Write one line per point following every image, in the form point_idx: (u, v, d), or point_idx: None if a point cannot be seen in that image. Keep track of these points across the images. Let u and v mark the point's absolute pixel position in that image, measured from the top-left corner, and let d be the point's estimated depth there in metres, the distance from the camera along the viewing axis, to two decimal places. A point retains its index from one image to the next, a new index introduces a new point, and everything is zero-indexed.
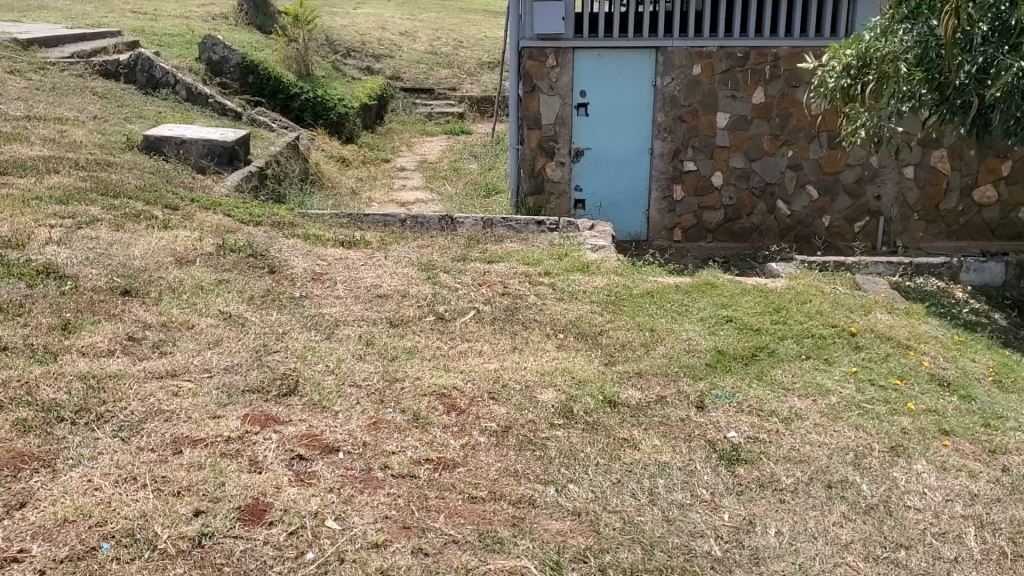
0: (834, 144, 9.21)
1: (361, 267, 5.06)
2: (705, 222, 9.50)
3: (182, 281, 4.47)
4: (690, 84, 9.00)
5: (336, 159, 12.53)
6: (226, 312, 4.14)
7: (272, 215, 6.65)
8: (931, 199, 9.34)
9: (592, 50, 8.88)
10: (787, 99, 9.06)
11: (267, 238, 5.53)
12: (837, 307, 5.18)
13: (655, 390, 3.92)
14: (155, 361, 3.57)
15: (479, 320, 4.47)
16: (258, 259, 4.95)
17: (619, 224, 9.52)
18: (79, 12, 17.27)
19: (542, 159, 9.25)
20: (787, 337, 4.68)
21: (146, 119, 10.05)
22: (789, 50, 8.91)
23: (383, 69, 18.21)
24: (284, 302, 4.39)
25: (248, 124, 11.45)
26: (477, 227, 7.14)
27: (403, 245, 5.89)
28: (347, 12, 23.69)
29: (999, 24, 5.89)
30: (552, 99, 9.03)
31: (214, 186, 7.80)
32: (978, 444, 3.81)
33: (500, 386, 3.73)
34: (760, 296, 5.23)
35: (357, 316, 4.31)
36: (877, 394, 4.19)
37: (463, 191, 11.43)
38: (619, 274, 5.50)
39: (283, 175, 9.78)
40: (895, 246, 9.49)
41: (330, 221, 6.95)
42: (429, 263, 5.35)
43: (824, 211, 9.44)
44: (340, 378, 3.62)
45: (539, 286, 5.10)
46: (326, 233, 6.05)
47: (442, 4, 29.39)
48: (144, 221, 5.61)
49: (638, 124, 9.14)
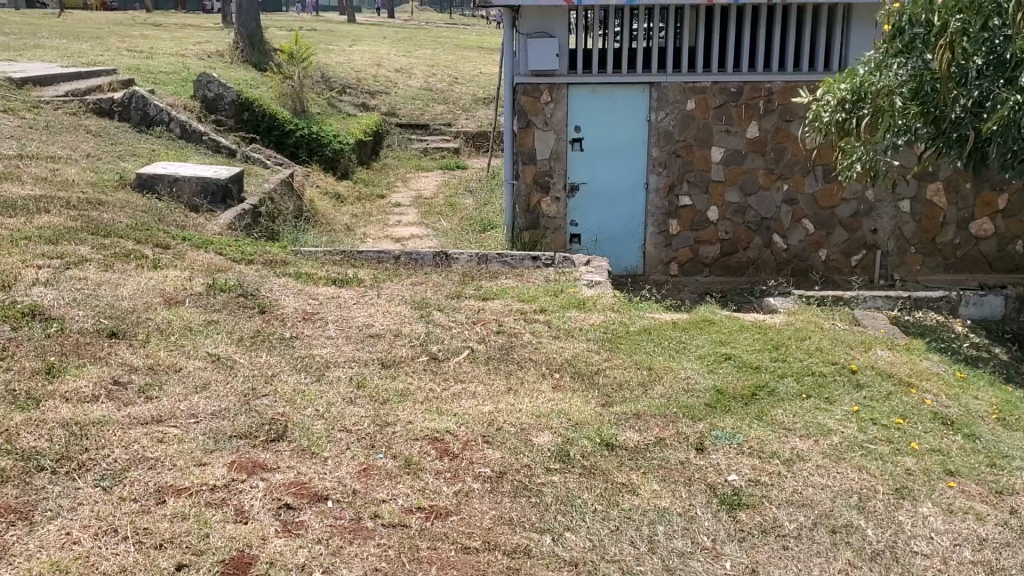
0: (830, 178, 9.20)
1: (354, 305, 4.99)
2: (701, 257, 9.46)
3: (170, 322, 4.40)
4: (685, 120, 8.99)
5: (331, 195, 12.50)
6: (214, 354, 4.05)
7: (264, 253, 6.59)
8: (928, 232, 9.31)
9: (586, 85, 8.87)
10: (782, 133, 9.06)
11: (259, 276, 5.47)
12: (837, 343, 5.10)
13: (653, 431, 3.83)
14: (141, 407, 3.48)
15: (473, 359, 4.38)
16: (248, 298, 4.87)
17: (615, 258, 9.48)
18: (75, 51, 17.35)
19: (538, 194, 9.21)
20: (787, 375, 4.60)
21: (140, 157, 10.02)
22: (783, 85, 8.92)
23: (378, 106, 18.26)
24: (274, 343, 4.31)
25: (242, 161, 11.44)
26: (472, 263, 7.08)
27: (396, 282, 5.83)
28: (343, 49, 23.83)
29: (994, 57, 5.89)
30: (547, 135, 9.01)
31: (207, 225, 7.75)
32: (984, 485, 3.71)
33: (494, 429, 3.64)
34: (758, 333, 5.15)
35: (347, 357, 4.22)
36: (879, 433, 4.10)
37: (458, 226, 11.39)
38: (615, 311, 5.43)
39: (277, 213, 9.74)
40: (892, 279, 9.44)
41: (323, 258, 6.90)
42: (423, 301, 5.28)
43: (820, 245, 9.41)
44: (329, 422, 3.53)
45: (534, 324, 5.02)
46: (319, 271, 5.99)
47: (438, 41, 29.59)
48: (134, 261, 5.55)
49: (633, 159, 9.12)
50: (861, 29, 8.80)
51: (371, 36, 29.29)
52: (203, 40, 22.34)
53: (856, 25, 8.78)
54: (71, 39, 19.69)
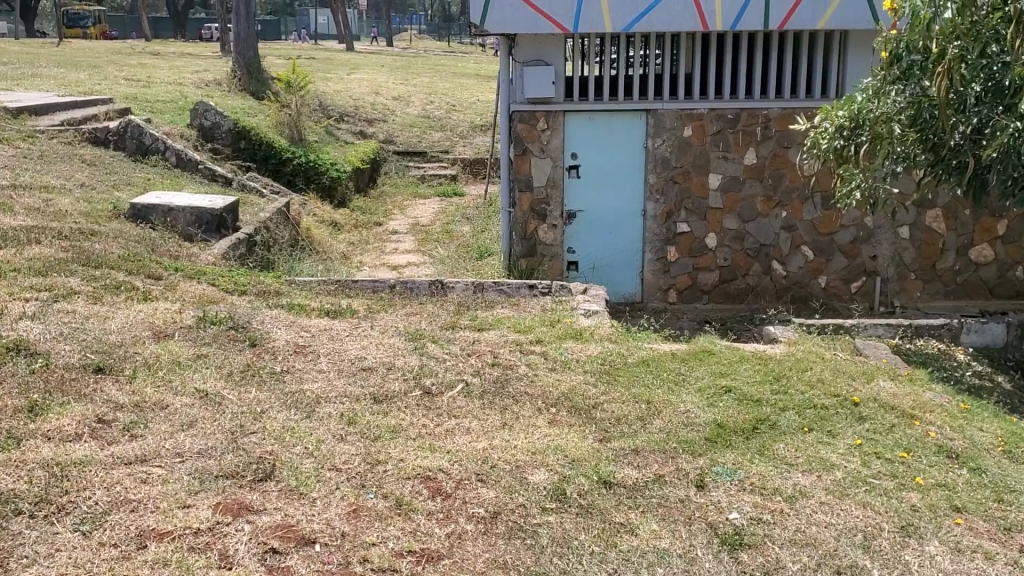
0: (828, 204, 9.15)
1: (347, 338, 4.90)
2: (700, 284, 9.38)
3: (158, 357, 4.31)
4: (682, 146, 8.95)
5: (328, 223, 12.44)
6: (203, 390, 3.96)
7: (257, 283, 6.51)
8: (928, 259, 9.25)
9: (583, 113, 8.84)
10: (779, 160, 9.02)
11: (250, 308, 5.39)
12: (838, 374, 5.01)
13: (652, 468, 3.74)
14: (125, 446, 3.38)
15: (467, 393, 4.29)
16: (239, 331, 4.79)
17: (613, 285, 9.39)
18: (72, 80, 17.37)
19: (534, 221, 9.16)
20: (788, 408, 4.51)
21: (135, 187, 9.98)
22: (780, 112, 8.88)
23: (375, 133, 18.27)
24: (264, 378, 4.22)
25: (238, 190, 11.39)
26: (468, 292, 7.01)
27: (390, 313, 5.75)
28: (340, 77, 23.89)
29: (992, 84, 5.88)
30: (544, 162, 8.96)
31: (200, 255, 7.69)
32: (992, 522, 3.61)
33: (489, 467, 3.54)
34: (758, 364, 5.07)
35: (338, 392, 4.13)
36: (883, 468, 4.00)
37: (455, 253, 11.32)
38: (613, 341, 5.34)
39: (272, 242, 9.68)
40: (892, 306, 9.37)
41: (317, 288, 6.82)
42: (417, 333, 5.19)
43: (820, 271, 9.34)
44: (318, 461, 3.44)
45: (530, 356, 4.93)
46: (312, 302, 5.91)
47: (435, 69, 29.69)
48: (124, 293, 5.47)
49: (630, 186, 9.07)
50: (858, 56, 8.77)
51: (368, 64, 29.39)
52: (200, 68, 22.40)
53: (853, 52, 8.76)
54: (69, 68, 19.73)
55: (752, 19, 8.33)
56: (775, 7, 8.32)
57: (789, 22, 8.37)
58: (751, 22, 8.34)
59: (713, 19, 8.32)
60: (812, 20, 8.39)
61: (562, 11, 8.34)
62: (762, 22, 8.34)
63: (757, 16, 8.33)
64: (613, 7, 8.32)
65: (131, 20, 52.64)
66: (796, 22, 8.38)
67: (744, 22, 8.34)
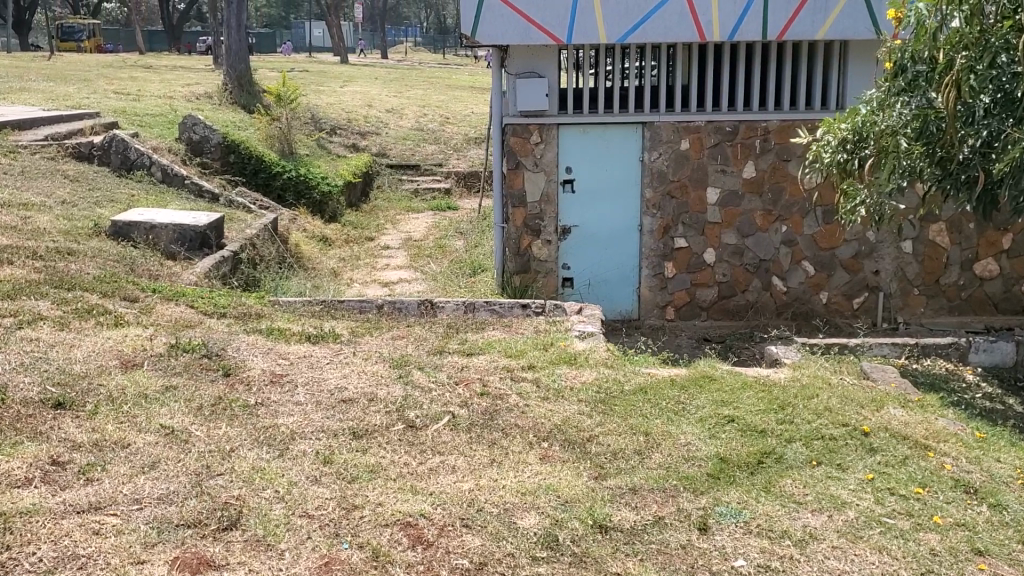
0: (830, 218, 8.92)
1: (326, 365, 4.64)
2: (698, 300, 9.12)
3: (125, 389, 4.04)
4: (678, 160, 8.72)
5: (318, 238, 12.18)
6: (168, 427, 3.69)
7: (239, 305, 6.25)
8: (931, 274, 9.01)
9: (577, 126, 8.60)
10: (778, 173, 8.79)
11: (228, 334, 5.12)
12: (846, 401, 4.75)
13: (651, 509, 3.47)
14: (78, 491, 3.11)
15: (453, 427, 4.02)
16: (212, 360, 4.52)
17: (609, 302, 9.13)
18: (60, 94, 17.14)
19: (528, 236, 8.92)
20: (795, 440, 4.25)
21: (118, 203, 9.72)
22: (780, 124, 8.65)
23: (368, 146, 18.04)
24: (237, 412, 3.95)
25: (225, 205, 11.13)
26: (459, 312, 6.77)
27: (375, 337, 5.49)
28: (333, 90, 23.67)
29: (1001, 95, 5.60)
30: (538, 176, 8.73)
31: (182, 275, 7.44)
32: (1019, 567, 3.34)
33: (474, 511, 3.28)
34: (762, 391, 4.80)
35: (315, 427, 3.87)
36: (898, 505, 3.74)
37: (448, 269, 11.06)
38: (609, 366, 5.08)
39: (258, 259, 9.42)
40: (896, 322, 9.12)
41: (302, 309, 6.56)
42: (403, 358, 4.92)
43: (821, 287, 9.09)
44: (289, 506, 3.17)
45: (520, 383, 4.66)
46: (294, 326, 5.64)
47: (429, 81, 29.49)
48: (95, 317, 5.21)
49: (626, 201, 8.83)
50: (858, 66, 8.54)
51: (362, 76, 29.18)
52: (191, 81, 22.17)
53: (853, 62, 8.53)
54: (58, 82, 19.49)
55: (750, 29, 8.11)
56: (773, 17, 8.10)
57: (787, 33, 8.14)
58: (749, 32, 8.11)
59: (711, 29, 8.10)
60: (812, 30, 8.17)
61: (556, 21, 8.12)
62: (760, 32, 8.12)
63: (755, 26, 8.11)
64: (607, 18, 8.09)
65: (125, 33, 52.46)
66: (795, 33, 8.16)
67: (742, 33, 8.11)
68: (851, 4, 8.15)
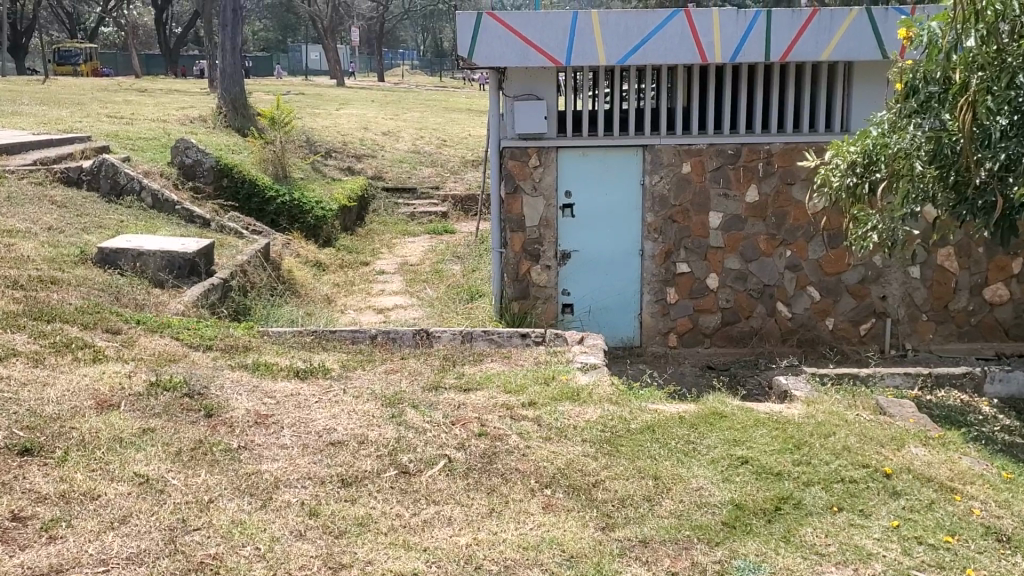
0: (835, 243, 8.71)
1: (315, 405, 4.38)
2: (701, 327, 8.87)
3: (98, 432, 3.77)
4: (680, 184, 8.51)
5: (312, 264, 11.95)
6: (143, 475, 3.43)
7: (226, 337, 6.00)
8: (939, 299, 8.78)
9: (577, 149, 8.39)
10: (782, 197, 8.58)
11: (213, 370, 4.86)
12: (865, 440, 4.50)
13: (664, 565, 3.21)
14: (39, 552, 2.84)
15: (449, 472, 3.76)
16: (194, 399, 4.25)
17: (609, 330, 8.88)
18: (52, 118, 16.93)
19: (527, 262, 8.68)
20: (814, 483, 3.99)
21: (107, 229, 9.48)
22: (783, 147, 8.45)
23: (364, 169, 17.83)
24: (217, 457, 3.69)
25: (217, 231, 10.89)
26: (455, 342, 6.56)
27: (368, 372, 5.23)
28: (329, 112, 23.52)
29: (1019, 117, 5.37)
30: (536, 200, 8.51)
31: (169, 304, 7.22)
32: None
33: (472, 569, 3.02)
34: (775, 429, 4.54)
35: (301, 473, 3.62)
36: (927, 556, 3.48)
37: (445, 294, 10.81)
38: (613, 403, 4.81)
39: (249, 287, 9.17)
40: (904, 349, 8.87)
41: (292, 341, 6.32)
42: (397, 395, 4.67)
43: (827, 313, 8.85)
44: (270, 566, 2.91)
45: (520, 423, 4.40)
46: (283, 360, 5.39)
47: (425, 103, 29.38)
48: (73, 352, 4.94)
49: (627, 226, 8.61)
50: (863, 88, 8.35)
51: (359, 99, 29.05)
52: (186, 105, 22.00)
53: (858, 84, 8.34)
54: (51, 106, 19.30)
55: (752, 50, 7.92)
56: (776, 38, 7.92)
57: (791, 54, 7.96)
58: (751, 53, 7.92)
59: (713, 51, 7.90)
60: (815, 52, 7.98)
61: (554, 43, 7.92)
62: (763, 54, 7.93)
63: (757, 48, 7.92)
64: (606, 39, 7.91)
65: (121, 57, 52.42)
66: (798, 54, 7.97)
67: (744, 54, 7.92)
68: (856, 25, 7.97)
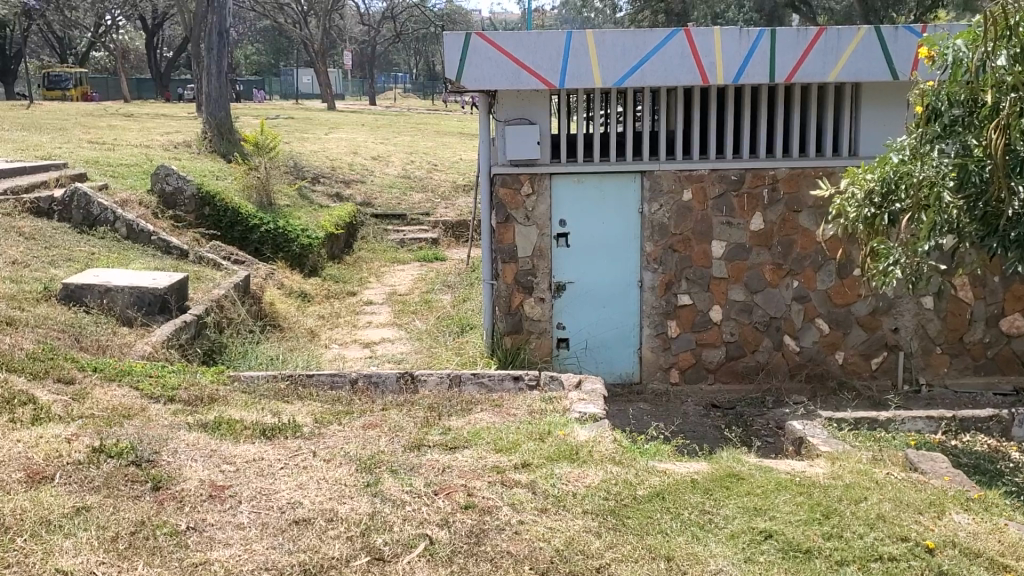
0: (844, 272, 8.24)
1: (279, 472, 3.87)
2: (705, 362, 8.35)
3: (21, 512, 3.25)
4: (681, 211, 8.05)
5: (296, 295, 11.44)
6: (67, 572, 2.92)
7: (191, 387, 5.48)
8: (954, 330, 8.32)
9: (571, 175, 7.93)
10: (788, 224, 8.13)
11: (169, 429, 4.36)
12: (901, 505, 3.98)
13: None
14: None
15: (429, 558, 3.25)
16: (141, 468, 3.73)
17: (607, 366, 8.36)
18: (31, 144, 16.48)
19: (519, 294, 8.18)
20: (849, 562, 3.49)
21: (76, 263, 8.98)
22: (789, 172, 8.00)
23: (352, 195, 17.34)
24: (160, 544, 3.17)
25: (195, 262, 10.38)
26: (443, 385, 6.16)
27: (344, 428, 4.72)
28: (317, 137, 23.08)
29: None
30: (529, 229, 8.04)
31: (134, 347, 6.70)
32: None
33: None
34: (798, 494, 4.03)
35: (256, 564, 3.12)
36: None
37: (434, 326, 10.31)
38: (616, 463, 4.29)
39: (225, 323, 8.66)
40: (918, 384, 8.38)
41: (264, 389, 5.80)
42: (375, 457, 4.16)
43: (836, 347, 8.36)
44: None
45: (512, 491, 3.89)
46: (249, 414, 4.88)
47: (416, 127, 28.97)
48: (12, 409, 4.42)
49: (625, 255, 8.13)
50: (872, 110, 7.91)
51: (350, 123, 28.66)
52: (171, 129, 21.57)
53: (867, 105, 7.90)
54: (31, 131, 18.83)
55: (756, 71, 7.47)
56: (780, 58, 7.48)
57: (797, 75, 7.51)
58: (755, 74, 7.47)
59: (715, 72, 7.46)
60: (822, 72, 7.54)
61: (547, 64, 7.47)
62: (767, 75, 7.49)
63: (761, 69, 7.48)
64: (602, 60, 7.46)
65: (112, 82, 52.06)
66: (805, 74, 7.53)
67: (748, 75, 7.47)
68: (865, 44, 7.53)
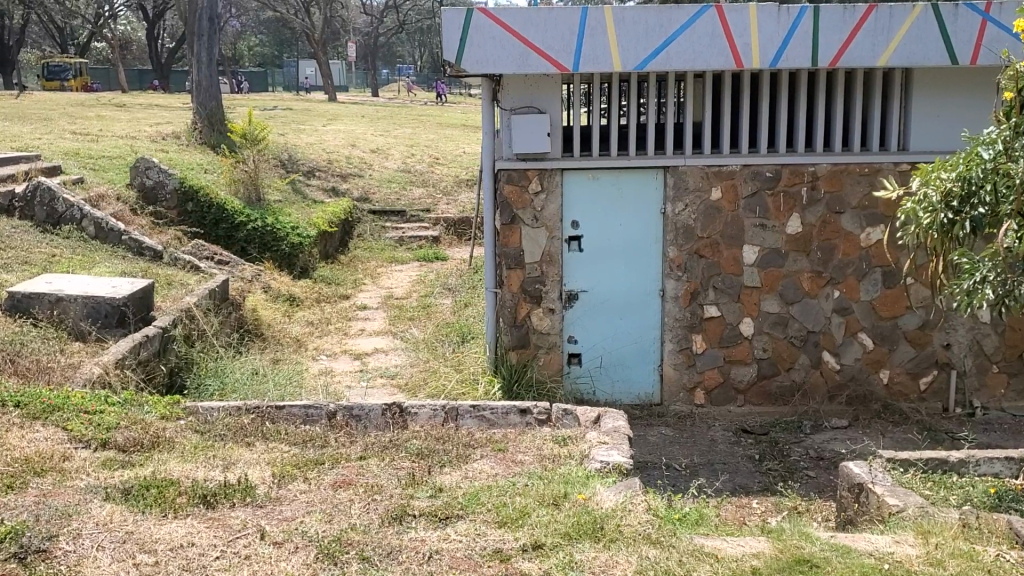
0: (892, 282, 7.24)
1: (210, 565, 2.93)
2: (733, 381, 7.34)
3: None
4: (708, 212, 7.09)
5: (283, 299, 10.48)
6: None
7: (132, 427, 4.53)
8: (1013, 347, 7.33)
9: (585, 171, 6.98)
10: (828, 227, 7.14)
11: (81, 497, 3.41)
12: None
13: None
14: None
15: None
16: (24, 566, 2.79)
17: (624, 385, 7.35)
18: (10, 135, 15.50)
19: (526, 304, 7.20)
20: None
21: (32, 266, 8.02)
22: (831, 169, 7.03)
23: (349, 189, 16.40)
24: None
25: (170, 263, 9.45)
26: (437, 418, 5.24)
27: (310, 488, 3.78)
28: (315, 129, 22.15)
29: None
30: (536, 231, 7.09)
31: (81, 369, 5.77)
32: None
33: None
34: None
35: None
36: None
37: (432, 334, 9.36)
38: (651, 544, 3.34)
39: (196, 334, 7.70)
40: (972, 407, 7.38)
41: (224, 424, 4.87)
42: (347, 536, 3.23)
43: (881, 365, 7.35)
44: None
45: None
46: (193, 468, 3.94)
47: (416, 117, 28.08)
48: None
49: (644, 261, 7.16)
50: (926, 99, 6.92)
51: (348, 114, 27.72)
52: (162, 120, 20.66)
53: (920, 94, 6.91)
54: (13, 121, 17.93)
55: (796, 55, 6.49)
56: (824, 40, 6.49)
57: (843, 60, 6.51)
58: (795, 58, 6.50)
59: (749, 54, 6.47)
60: (872, 57, 6.53)
61: (559, 45, 6.49)
62: (809, 59, 6.51)
63: (802, 52, 6.50)
64: (621, 41, 6.48)
65: (111, 72, 50.97)
66: (852, 59, 6.53)
67: (786, 60, 6.49)
68: (921, 25, 6.51)
